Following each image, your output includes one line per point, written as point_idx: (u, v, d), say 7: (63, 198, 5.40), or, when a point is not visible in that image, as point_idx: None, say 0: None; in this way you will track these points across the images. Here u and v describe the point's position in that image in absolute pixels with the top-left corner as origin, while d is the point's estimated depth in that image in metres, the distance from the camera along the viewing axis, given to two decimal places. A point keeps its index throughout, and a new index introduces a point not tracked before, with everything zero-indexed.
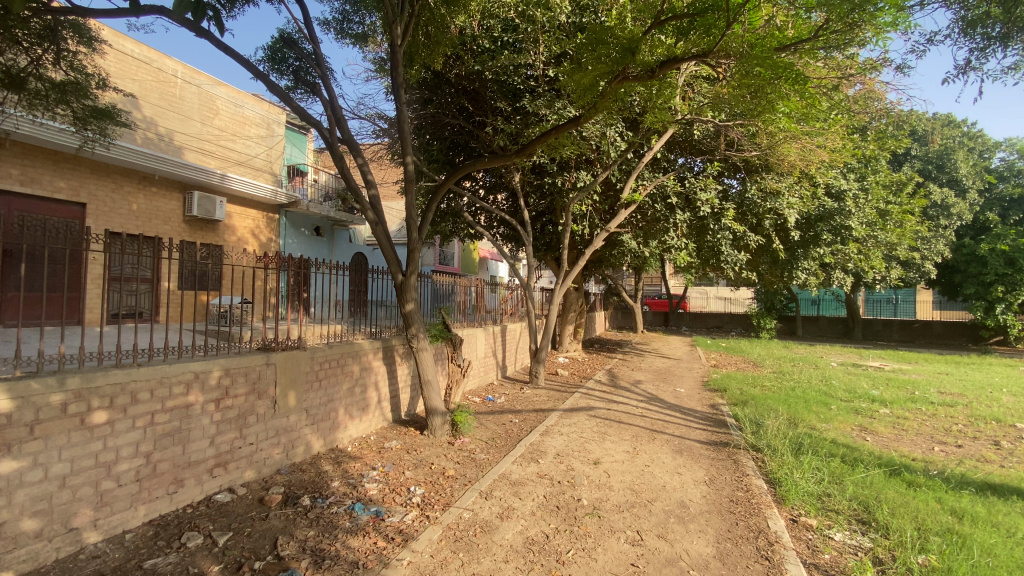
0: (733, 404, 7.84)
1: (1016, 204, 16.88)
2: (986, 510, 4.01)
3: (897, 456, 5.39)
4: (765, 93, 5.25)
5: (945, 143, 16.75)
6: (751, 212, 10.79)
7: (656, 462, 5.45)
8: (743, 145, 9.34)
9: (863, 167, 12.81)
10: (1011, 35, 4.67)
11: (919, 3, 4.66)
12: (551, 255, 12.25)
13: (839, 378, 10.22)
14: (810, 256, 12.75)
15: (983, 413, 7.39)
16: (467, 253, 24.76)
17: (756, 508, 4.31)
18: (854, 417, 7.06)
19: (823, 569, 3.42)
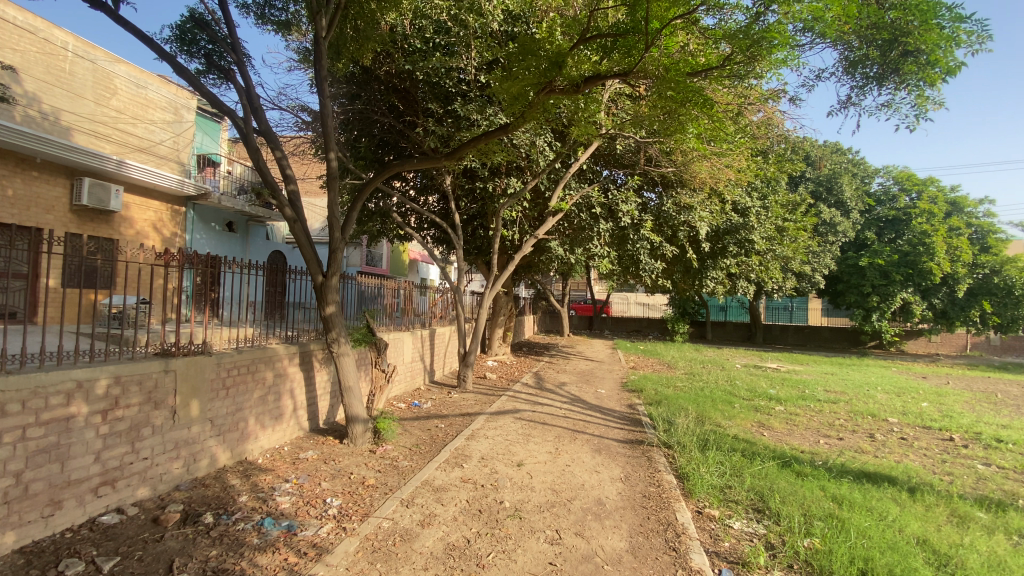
0: (649, 404, 8.28)
1: (889, 225, 19.24)
2: (860, 495, 4.53)
3: (788, 449, 5.97)
4: (679, 115, 5.67)
5: (833, 169, 18.82)
6: (668, 224, 11.53)
7: (577, 462, 5.64)
8: (661, 162, 9.94)
9: (765, 187, 14.03)
10: (885, 76, 5.33)
11: (809, 43, 5.24)
12: (481, 259, 12.31)
13: (742, 378, 11.14)
14: (718, 266, 13.90)
15: (860, 409, 8.34)
16: (396, 254, 24.23)
17: (667, 502, 4.58)
18: (754, 414, 7.71)
19: (723, 556, 3.70)
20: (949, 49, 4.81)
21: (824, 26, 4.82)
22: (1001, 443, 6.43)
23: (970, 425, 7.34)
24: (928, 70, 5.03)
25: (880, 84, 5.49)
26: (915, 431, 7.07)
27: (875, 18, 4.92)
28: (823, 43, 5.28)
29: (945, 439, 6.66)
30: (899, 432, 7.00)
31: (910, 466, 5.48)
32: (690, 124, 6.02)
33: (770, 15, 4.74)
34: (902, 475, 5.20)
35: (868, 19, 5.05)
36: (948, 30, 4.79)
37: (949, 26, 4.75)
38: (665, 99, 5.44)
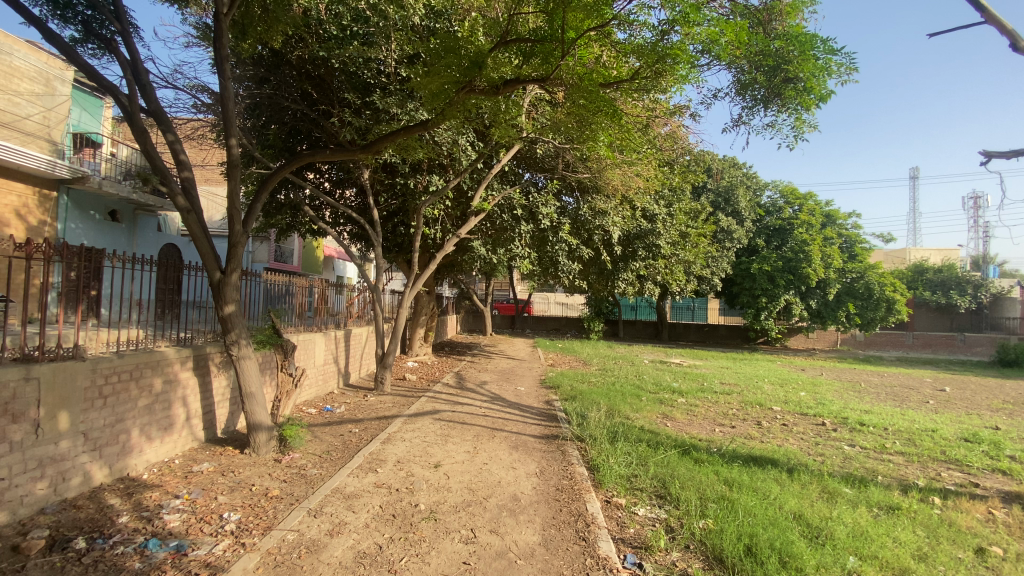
0: (565, 400, 8.56)
1: (775, 233, 21.11)
2: (748, 478, 5.01)
3: (688, 438, 6.44)
4: (591, 122, 5.93)
5: (730, 181, 20.62)
6: (584, 227, 11.99)
7: (494, 460, 5.69)
8: (577, 168, 10.31)
9: (671, 196, 15.03)
10: (769, 99, 5.93)
11: (707, 64, 5.69)
12: (401, 257, 12.04)
13: (649, 373, 11.88)
14: (629, 269, 14.73)
15: (750, 399, 9.22)
16: (309, 250, 23.00)
17: (578, 493, 4.76)
18: (659, 406, 8.25)
19: (628, 542, 3.92)
20: (821, 78, 5.45)
21: (719, 50, 5.25)
22: (862, 426, 7.41)
23: (838, 411, 8.37)
24: (804, 96, 5.67)
25: (766, 106, 6.09)
26: (793, 417, 7.94)
27: (762, 46, 5.45)
28: (720, 65, 5.77)
29: (817, 424, 7.55)
30: (780, 419, 7.83)
31: (789, 449, 6.14)
32: (601, 133, 6.32)
33: (674, 35, 5.09)
34: (783, 457, 5.81)
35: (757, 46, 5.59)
36: (822, 62, 5.42)
37: (823, 58, 5.37)
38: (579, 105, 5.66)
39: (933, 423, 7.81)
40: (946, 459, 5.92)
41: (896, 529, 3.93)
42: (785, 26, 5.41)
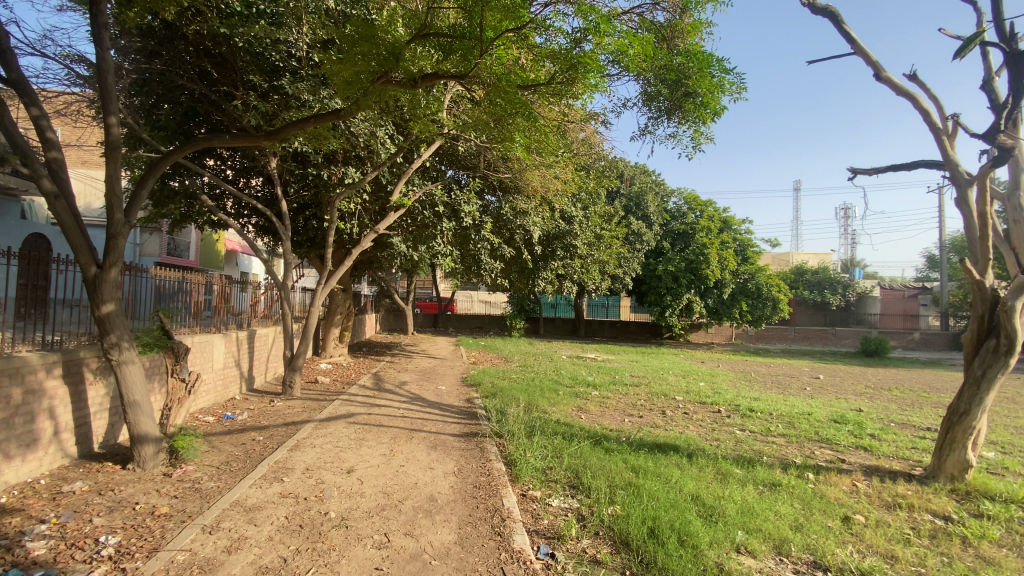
0: (484, 398, 8.60)
1: (680, 237, 22.63)
2: (653, 464, 5.34)
3: (600, 429, 6.74)
4: (508, 123, 6.00)
5: (641, 187, 21.88)
6: (506, 226, 12.12)
7: (411, 461, 5.59)
8: (498, 167, 10.40)
9: (588, 198, 15.64)
10: (672, 110, 6.37)
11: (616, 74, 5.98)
12: (315, 253, 11.44)
13: (566, 368, 12.29)
14: (548, 268, 15.18)
15: (657, 390, 9.84)
16: (209, 244, 21.16)
17: (495, 489, 4.81)
18: (575, 400, 8.56)
19: (541, 533, 4.02)
20: (716, 95, 5.93)
21: (627, 62, 5.54)
22: (750, 412, 8.20)
23: (732, 399, 9.18)
24: (702, 110, 6.13)
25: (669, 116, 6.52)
26: (694, 406, 8.59)
27: (666, 61, 5.83)
28: (628, 76, 6.09)
29: (714, 411, 8.23)
30: (682, 408, 8.44)
31: (690, 436, 6.63)
32: (518, 133, 6.41)
33: (586, 44, 5.31)
34: (684, 444, 6.27)
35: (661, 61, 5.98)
36: (717, 79, 5.89)
37: (718, 75, 5.85)
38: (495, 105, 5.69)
39: (809, 407, 8.81)
40: (818, 438, 6.71)
41: (778, 504, 4.39)
42: (687, 44, 5.80)
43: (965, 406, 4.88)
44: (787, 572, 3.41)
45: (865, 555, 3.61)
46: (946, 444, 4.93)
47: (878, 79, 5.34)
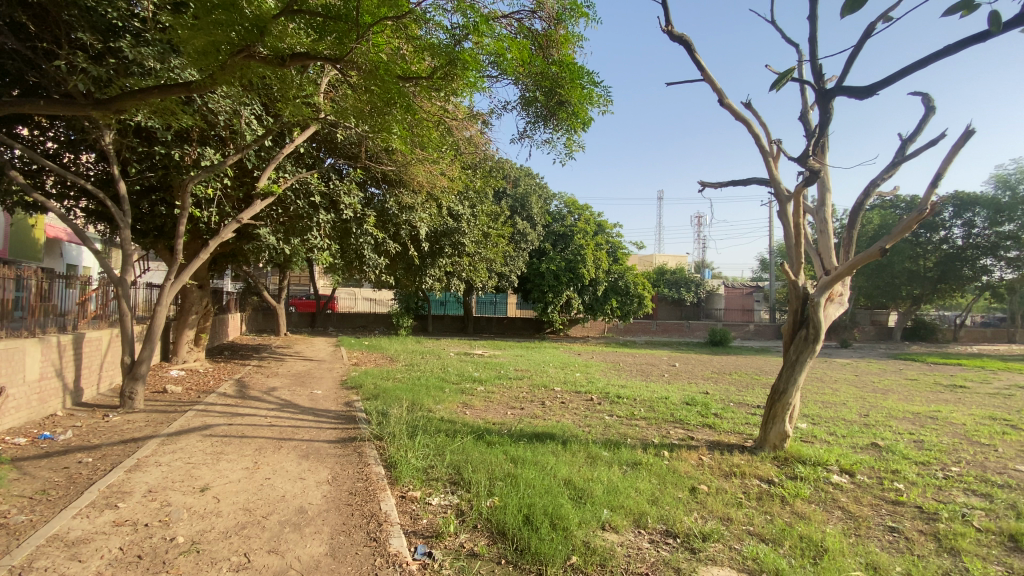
0: (365, 400, 8.25)
1: (560, 238, 23.86)
2: (531, 453, 5.55)
3: (483, 424, 6.85)
4: (384, 113, 5.83)
5: (525, 188, 22.67)
6: (390, 221, 11.73)
7: (278, 473, 5.15)
8: (381, 159, 10.01)
9: (474, 197, 15.84)
10: (548, 118, 6.68)
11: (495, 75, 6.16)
12: (164, 244, 10.01)
13: (452, 365, 12.28)
14: (435, 265, 15.00)
15: (539, 383, 10.27)
16: (22, 230, 17.48)
17: (372, 494, 4.63)
18: (460, 396, 8.58)
19: (419, 534, 3.97)
20: (585, 106, 6.35)
21: (504, 64, 5.91)
22: (620, 398, 8.95)
23: (605, 388, 9.92)
24: (573, 119, 6.52)
25: (545, 124, 6.81)
26: (570, 396, 9.13)
27: (542, 68, 6.10)
28: (506, 79, 6.30)
29: (588, 400, 8.84)
30: (560, 398, 8.92)
31: (566, 424, 7.02)
32: (395, 124, 6.26)
33: (466, 43, 5.39)
34: (560, 432, 6.62)
35: (534, 69, 6.20)
36: (587, 91, 6.28)
37: (588, 87, 6.24)
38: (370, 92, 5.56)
39: (667, 392, 9.87)
40: (673, 419, 7.53)
41: (638, 481, 4.84)
42: (561, 54, 6.14)
43: (784, 385, 5.78)
44: (644, 543, 3.76)
45: (707, 520, 4.13)
46: (771, 418, 5.83)
47: (723, 105, 6.11)
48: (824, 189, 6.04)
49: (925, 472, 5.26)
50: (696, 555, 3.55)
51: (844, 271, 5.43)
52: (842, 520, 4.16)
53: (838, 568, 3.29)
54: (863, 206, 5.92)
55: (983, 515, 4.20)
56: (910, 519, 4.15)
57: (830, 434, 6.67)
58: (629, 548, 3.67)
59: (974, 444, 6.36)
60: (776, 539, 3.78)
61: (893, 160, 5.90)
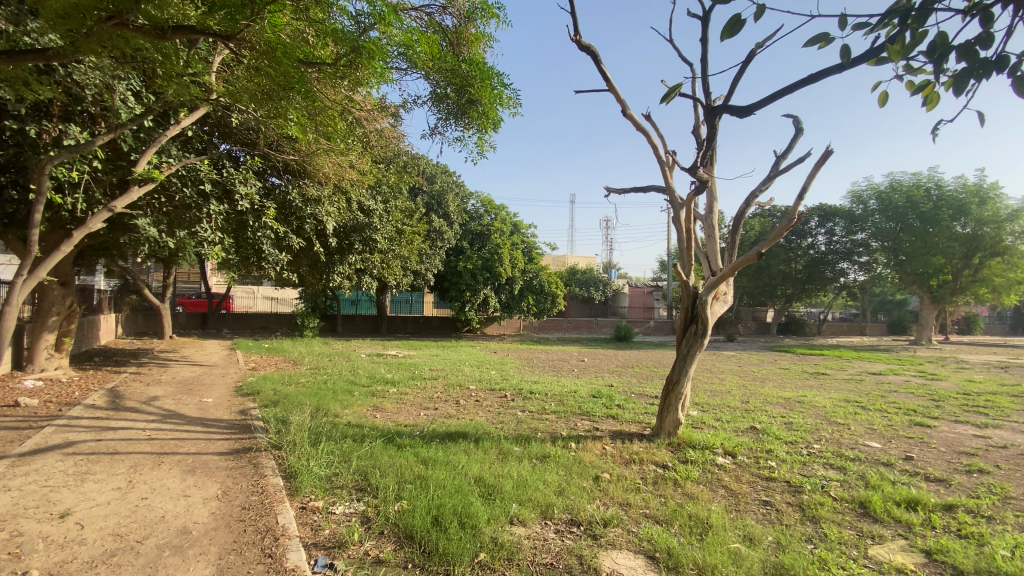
0: (264, 407, 7.66)
1: (477, 237, 23.84)
2: (442, 454, 5.49)
3: (393, 426, 6.65)
4: (281, 100, 5.81)
5: (441, 186, 22.43)
6: (292, 214, 11.02)
7: (157, 491, 4.63)
8: (283, 147, 9.32)
9: (387, 192, 15.45)
10: (458, 116, 6.68)
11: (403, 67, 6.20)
12: (14, 233, 8.56)
13: (363, 367, 11.82)
14: (344, 262, 14.31)
15: (453, 382, 10.18)
16: None
17: (269, 507, 4.31)
18: (370, 399, 8.26)
19: (320, 545, 3.77)
20: (495, 106, 6.45)
21: (413, 57, 5.90)
22: (532, 394, 9.14)
23: (518, 385, 10.08)
24: (483, 119, 6.57)
25: (455, 121, 6.80)
26: (485, 393, 9.17)
27: (451, 64, 6.08)
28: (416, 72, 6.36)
29: (501, 396, 8.94)
30: (475, 396, 8.92)
31: (479, 422, 7.04)
32: (292, 110, 6.14)
33: (373, 31, 5.28)
34: (473, 430, 6.62)
35: (445, 64, 6.16)
36: (496, 92, 6.43)
37: (497, 88, 6.36)
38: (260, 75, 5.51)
39: (576, 386, 10.26)
40: (581, 412, 7.86)
41: (546, 474, 4.98)
42: (471, 53, 6.11)
43: (677, 376, 6.24)
44: (550, 533, 3.88)
45: (608, 506, 4.36)
46: (666, 407, 6.30)
47: (625, 115, 6.45)
48: (712, 198, 6.62)
49: (793, 450, 5.96)
50: (597, 541, 3.73)
51: (727, 271, 5.98)
52: (725, 498, 4.59)
53: (720, 541, 3.62)
54: (744, 213, 6.56)
55: (837, 485, 4.85)
56: (781, 493, 4.68)
57: (717, 420, 7.33)
58: (535, 540, 3.76)
59: (831, 424, 7.33)
60: (668, 519, 4.07)
61: (769, 173, 6.59)
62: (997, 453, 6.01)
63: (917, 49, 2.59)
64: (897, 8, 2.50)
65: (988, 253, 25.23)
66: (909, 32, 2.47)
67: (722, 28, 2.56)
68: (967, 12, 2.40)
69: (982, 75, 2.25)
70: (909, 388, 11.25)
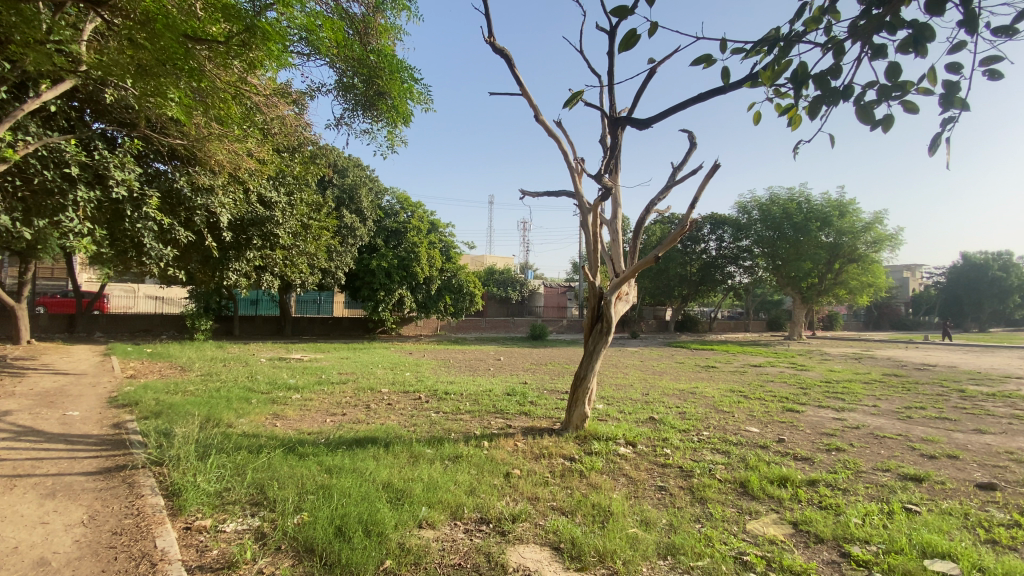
0: (143, 419, 6.84)
1: (392, 235, 23.16)
2: (349, 461, 5.26)
3: (295, 435, 6.25)
4: (158, 80, 5.38)
5: (353, 180, 21.55)
6: (179, 202, 10.01)
7: (7, 520, 3.95)
8: (168, 129, 8.35)
9: (292, 183, 14.45)
10: (365, 108, 6.69)
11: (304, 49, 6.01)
12: None
13: (263, 372, 11.00)
14: (241, 259, 13.37)
15: (364, 386, 9.79)
16: None
17: (145, 530, 3.84)
18: (270, 407, 7.70)
19: (205, 568, 3.43)
20: (405, 100, 6.47)
21: (316, 40, 5.63)
22: (446, 395, 9.08)
23: (432, 386, 9.93)
24: (393, 113, 6.60)
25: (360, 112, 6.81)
26: (397, 396, 8.93)
27: (358, 52, 5.93)
28: (319, 58, 6.13)
29: (415, 399, 8.76)
30: (386, 399, 8.66)
31: (389, 426, 6.83)
32: (173, 91, 5.75)
33: (271, 12, 5.24)
34: (383, 434, 6.42)
35: (352, 51, 6.04)
36: (406, 85, 6.41)
37: (408, 82, 6.38)
38: (138, 48, 5.11)
39: (491, 385, 10.34)
40: (494, 411, 7.92)
41: (458, 474, 4.96)
42: (379, 43, 6.02)
43: (584, 371, 6.50)
44: (458, 534, 3.86)
45: (517, 501, 4.44)
46: (574, 401, 6.54)
47: (537, 120, 6.60)
48: (616, 203, 6.98)
49: (686, 437, 6.46)
50: (505, 537, 3.77)
51: (629, 273, 6.35)
52: (625, 486, 4.86)
53: (619, 527, 3.83)
54: (645, 220, 6.99)
55: (722, 468, 5.34)
56: (675, 478, 5.05)
57: (620, 412, 7.76)
58: (443, 541, 3.72)
59: (719, 412, 8.06)
60: (573, 510, 4.23)
61: (666, 183, 7.07)
62: (850, 433, 6.95)
63: (782, 76, 2.90)
64: (767, 38, 2.78)
65: (846, 259, 29.15)
66: (777, 60, 2.77)
67: (619, 41, 2.69)
68: (823, 47, 2.72)
69: (832, 102, 2.58)
70: (783, 378, 12.68)
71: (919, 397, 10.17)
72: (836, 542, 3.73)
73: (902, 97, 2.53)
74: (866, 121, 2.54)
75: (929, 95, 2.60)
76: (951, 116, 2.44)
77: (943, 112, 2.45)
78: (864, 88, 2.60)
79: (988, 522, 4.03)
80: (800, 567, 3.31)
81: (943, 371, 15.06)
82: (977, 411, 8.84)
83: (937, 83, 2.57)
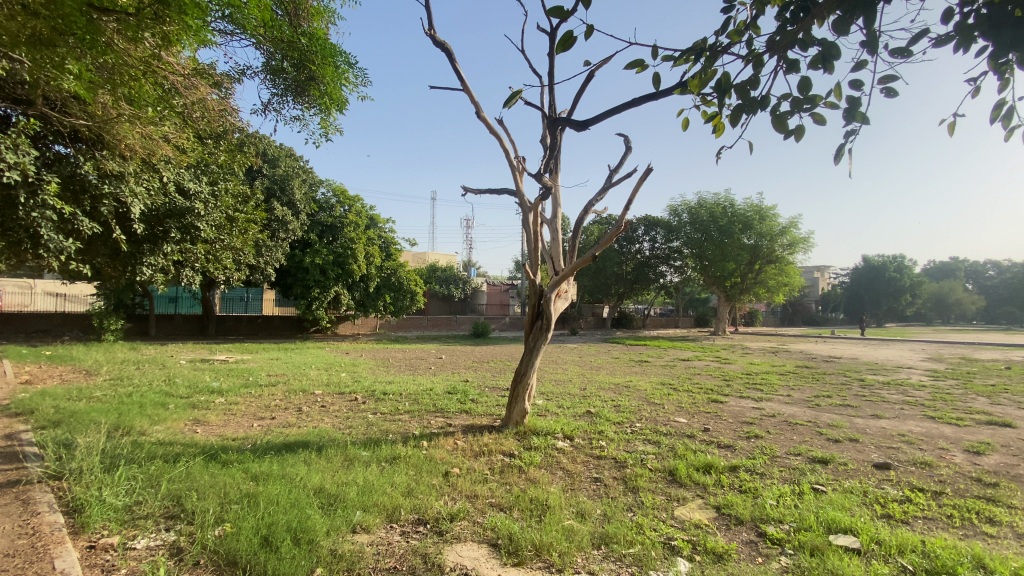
0: (40, 429, 6.15)
1: (327, 229, 22.20)
2: (277, 467, 5.00)
3: (217, 441, 5.86)
4: (54, 50, 4.90)
5: (285, 171, 20.50)
6: (82, 190, 9.07)
7: None
8: (69, 108, 7.46)
9: (216, 172, 13.22)
10: (294, 94, 6.47)
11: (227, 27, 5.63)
12: None
13: (182, 375, 10.22)
14: (157, 253, 12.47)
15: (294, 387, 9.34)
16: None
17: (42, 551, 3.43)
18: (189, 412, 7.16)
19: None
20: (338, 86, 6.37)
21: (239, 18, 5.30)
22: (383, 395, 8.86)
23: (369, 386, 9.65)
24: (324, 98, 6.46)
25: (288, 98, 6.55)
26: (332, 398, 8.59)
27: (287, 33, 5.71)
28: (244, 38, 5.78)
29: (350, 400, 8.47)
30: (320, 402, 8.29)
31: (323, 429, 6.55)
32: (72, 63, 5.17)
33: None
34: (315, 438, 6.15)
35: (280, 33, 5.77)
36: (339, 71, 6.35)
37: (341, 67, 6.28)
38: (29, 15, 4.52)
39: (430, 384, 10.20)
40: (433, 410, 7.82)
41: (395, 476, 4.85)
42: (311, 27, 5.86)
43: (523, 369, 6.56)
44: (395, 536, 3.78)
45: (455, 500, 4.40)
46: (514, 398, 6.60)
47: (478, 117, 6.56)
48: (556, 203, 7.10)
49: (619, 429, 6.71)
50: (443, 537, 3.73)
51: (568, 271, 6.44)
52: (562, 479, 4.97)
53: (556, 520, 3.91)
54: (583, 220, 7.14)
55: (653, 457, 5.58)
56: (609, 469, 5.23)
57: (559, 407, 7.91)
58: (378, 545, 3.63)
59: (651, 405, 8.43)
60: (511, 506, 4.27)
61: (604, 184, 7.27)
62: (767, 421, 7.49)
63: (708, 84, 3.06)
64: (694, 47, 2.93)
65: (766, 261, 31.32)
66: (703, 69, 2.92)
67: (556, 41, 2.72)
68: (745, 59, 2.90)
69: (751, 111, 2.76)
70: (710, 371, 13.43)
71: (826, 387, 11.13)
72: (754, 522, 4.01)
73: (812, 110, 2.74)
74: (780, 130, 2.73)
75: (834, 109, 2.84)
76: (853, 129, 2.68)
77: (847, 124, 2.68)
78: (779, 100, 2.79)
79: (883, 498, 4.49)
80: (722, 548, 3.53)
81: (846, 363, 16.55)
82: (875, 398, 9.79)
83: (842, 98, 2.81)
